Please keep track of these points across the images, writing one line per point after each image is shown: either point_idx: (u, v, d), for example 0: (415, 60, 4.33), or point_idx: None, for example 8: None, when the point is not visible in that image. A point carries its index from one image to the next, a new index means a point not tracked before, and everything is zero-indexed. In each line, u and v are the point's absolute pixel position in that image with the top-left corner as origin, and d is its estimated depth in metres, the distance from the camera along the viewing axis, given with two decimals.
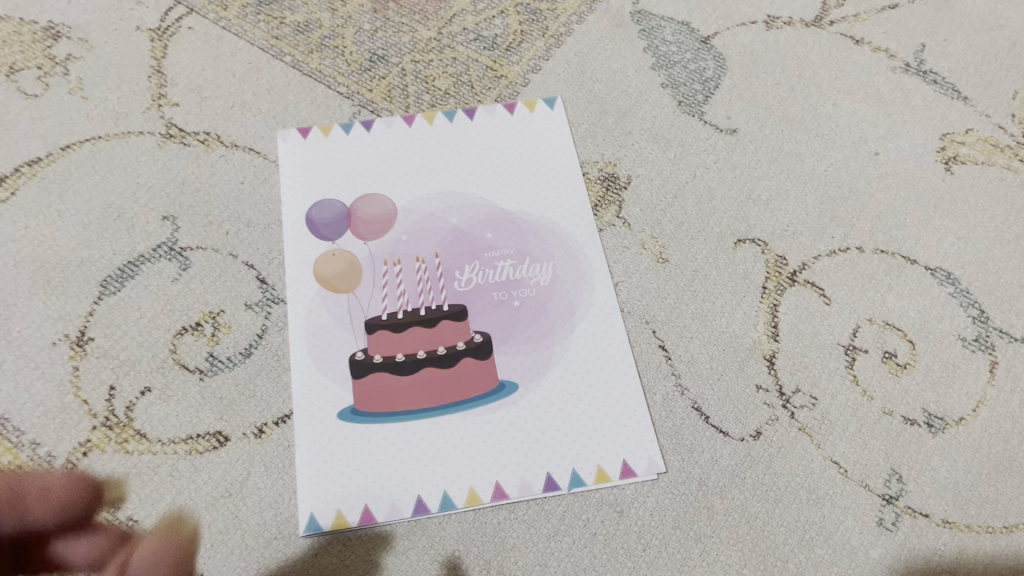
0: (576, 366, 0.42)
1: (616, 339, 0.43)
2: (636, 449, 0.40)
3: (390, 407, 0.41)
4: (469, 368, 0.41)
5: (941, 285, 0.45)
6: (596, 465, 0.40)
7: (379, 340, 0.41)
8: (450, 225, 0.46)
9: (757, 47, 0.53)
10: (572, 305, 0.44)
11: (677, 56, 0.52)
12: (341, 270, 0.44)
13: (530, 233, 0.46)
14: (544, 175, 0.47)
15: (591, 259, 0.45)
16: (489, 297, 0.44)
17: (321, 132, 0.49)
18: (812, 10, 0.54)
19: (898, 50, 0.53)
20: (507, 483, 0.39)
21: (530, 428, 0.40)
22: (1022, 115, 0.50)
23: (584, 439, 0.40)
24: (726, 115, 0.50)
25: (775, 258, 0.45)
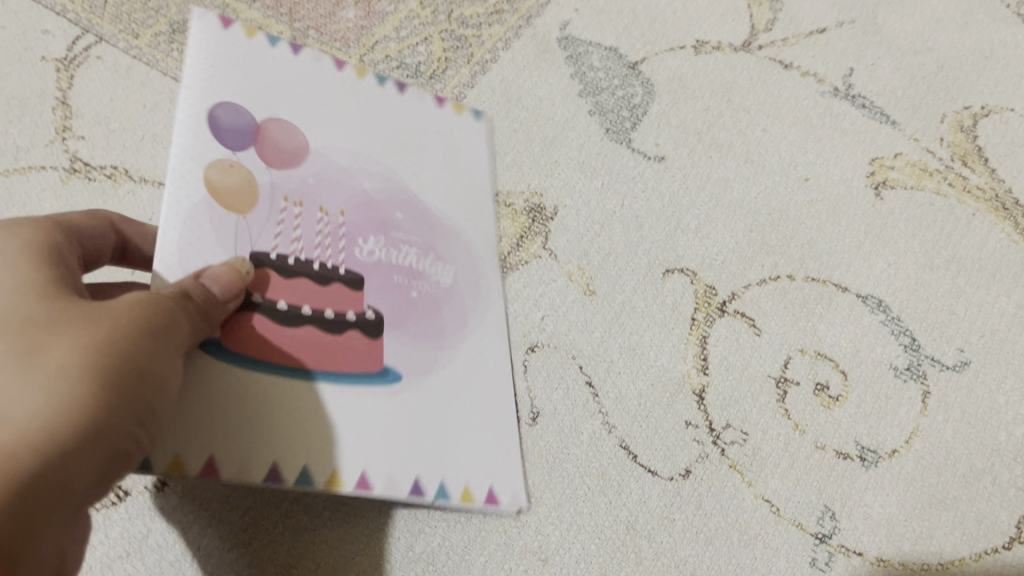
0: (461, 372, 0.40)
1: (498, 360, 0.41)
2: (505, 477, 0.38)
3: (265, 357, 0.34)
4: (353, 339, 0.37)
5: (872, 313, 0.44)
6: (463, 482, 0.37)
7: (271, 281, 0.36)
8: (362, 192, 0.42)
9: (685, 72, 0.52)
10: (466, 315, 0.42)
11: (604, 83, 0.51)
12: (239, 185, 0.37)
13: (439, 231, 0.43)
14: (461, 185, 0.46)
15: (488, 275, 0.44)
16: (390, 278, 0.40)
17: (244, 31, 0.42)
18: (740, 35, 0.54)
19: (827, 74, 0.52)
20: (376, 477, 0.35)
21: (408, 421, 0.37)
22: (951, 138, 0.50)
23: (453, 450, 0.38)
24: (654, 142, 0.49)
25: (704, 288, 0.44)
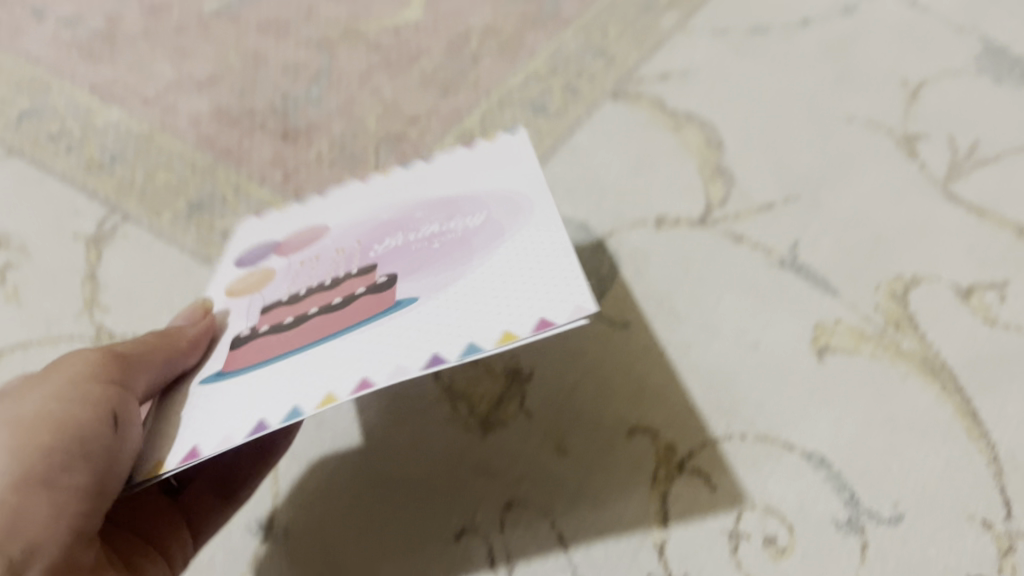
0: (469, 279, 0.42)
1: (546, 248, 0.42)
2: (557, 304, 0.38)
3: (264, 355, 0.43)
4: (369, 298, 0.43)
5: (815, 469, 0.48)
6: (499, 329, 0.38)
7: (273, 313, 0.46)
8: (382, 220, 0.50)
9: (647, 245, 0.59)
10: (499, 233, 0.44)
11: (575, 255, 0.59)
12: (251, 280, 0.50)
13: (463, 202, 0.48)
14: (487, 167, 0.50)
15: (541, 207, 0.45)
16: (407, 248, 0.46)
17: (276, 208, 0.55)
18: (697, 210, 0.60)
19: (774, 246, 0.58)
20: (374, 371, 0.39)
21: (414, 322, 0.41)
22: (886, 305, 0.55)
23: (471, 319, 0.39)
24: (619, 311, 0.56)
25: (664, 447, 0.49)
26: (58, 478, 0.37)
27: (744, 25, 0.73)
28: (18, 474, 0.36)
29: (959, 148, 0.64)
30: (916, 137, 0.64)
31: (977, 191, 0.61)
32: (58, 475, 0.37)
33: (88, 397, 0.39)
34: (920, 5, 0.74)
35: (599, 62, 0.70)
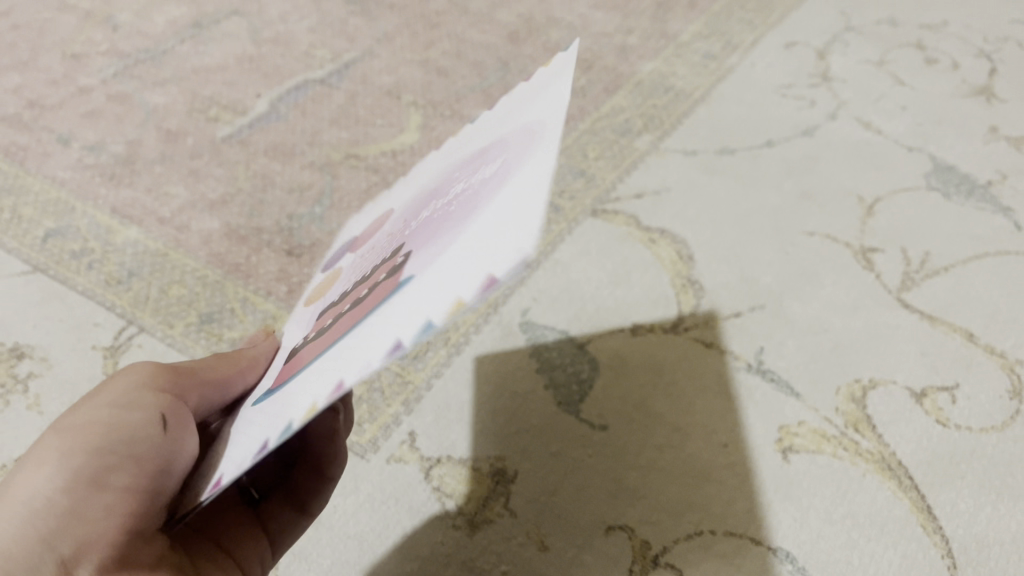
0: (466, 232, 0.28)
1: (545, 162, 0.27)
2: (511, 244, 0.23)
3: (285, 366, 0.37)
4: (383, 285, 0.31)
5: (782, 563, 0.52)
6: (455, 293, 0.24)
7: (317, 318, 0.41)
8: (412, 204, 0.43)
9: (624, 351, 0.63)
10: (513, 170, 0.31)
11: (557, 360, 0.63)
12: (317, 289, 0.48)
13: (495, 153, 0.37)
14: (518, 115, 0.39)
15: (549, 135, 0.31)
16: (425, 220, 0.36)
17: (360, 215, 0.58)
18: (669, 319, 0.65)
19: (742, 352, 0.63)
20: (354, 367, 0.26)
21: (397, 303, 0.28)
22: (846, 407, 0.59)
23: (442, 284, 0.25)
24: (599, 413, 0.60)
25: (639, 543, 0.53)
26: (105, 478, 0.35)
27: (713, 147, 0.79)
28: (66, 473, 0.34)
29: (911, 260, 0.69)
30: (872, 250, 0.70)
31: (928, 300, 0.66)
32: (105, 475, 0.35)
33: (139, 401, 0.37)
34: (873, 128, 0.81)
35: (580, 182, 0.77)
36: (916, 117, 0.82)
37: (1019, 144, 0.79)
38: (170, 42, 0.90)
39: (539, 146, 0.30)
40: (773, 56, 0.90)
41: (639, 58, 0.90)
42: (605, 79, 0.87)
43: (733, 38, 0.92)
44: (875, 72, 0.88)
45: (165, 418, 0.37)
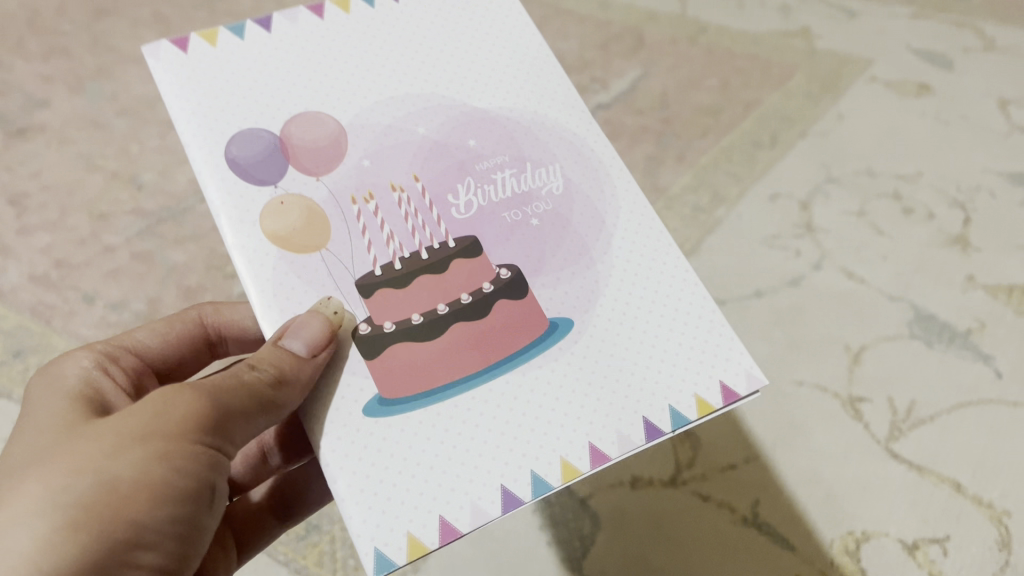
0: (617, 314, 0.49)
1: (676, 275, 0.51)
2: (731, 370, 0.48)
3: (424, 382, 0.46)
4: (534, 322, 0.49)
5: None
6: (694, 396, 0.47)
7: (387, 297, 0.48)
8: (426, 137, 0.53)
9: (626, 505, 0.67)
10: (597, 218, 0.53)
11: (560, 515, 0.67)
12: (301, 220, 0.49)
13: (519, 137, 0.55)
14: (523, 86, 0.56)
15: (604, 182, 0.54)
16: (499, 216, 0.52)
17: (207, 40, 0.52)
18: (668, 471, 0.68)
19: (739, 503, 0.67)
20: (625, 429, 0.46)
21: (600, 372, 0.48)
22: (841, 560, 0.65)
23: (667, 376, 0.48)
24: (602, 569, 0.65)
25: None
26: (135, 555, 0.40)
27: None
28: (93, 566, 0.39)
29: (897, 409, 0.72)
30: (859, 399, 0.73)
31: (916, 450, 0.69)
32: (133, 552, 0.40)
33: (186, 467, 0.42)
34: (856, 277, 0.85)
35: None
36: (896, 266, 0.87)
37: (995, 293, 0.83)
38: (190, 201, 0.95)
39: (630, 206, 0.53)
40: (758, 207, 0.95)
41: None
42: None
43: (720, 189, 0.98)
44: (856, 222, 0.93)
45: (191, 477, 0.42)
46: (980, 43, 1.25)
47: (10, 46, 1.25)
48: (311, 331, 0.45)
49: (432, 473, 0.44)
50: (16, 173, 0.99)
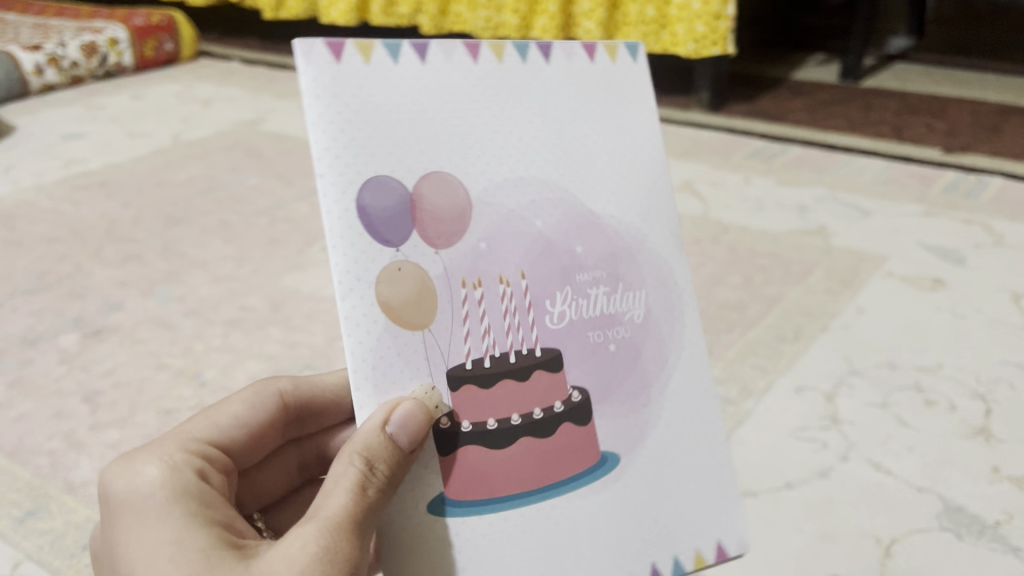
0: (655, 447, 0.53)
1: (700, 420, 0.55)
2: (728, 533, 0.54)
3: (489, 490, 0.48)
4: (579, 435, 0.51)
5: None
6: (696, 552, 0.52)
7: (469, 393, 0.48)
8: (540, 233, 0.51)
9: None
10: (660, 355, 0.55)
11: None
12: (413, 294, 0.47)
13: (625, 259, 0.54)
14: (622, 193, 0.55)
15: (674, 294, 0.56)
16: (586, 336, 0.52)
17: (364, 56, 0.48)
18: None
19: None
20: (651, 558, 0.51)
21: (624, 503, 0.51)
22: None
23: (683, 514, 0.52)
24: None
25: None
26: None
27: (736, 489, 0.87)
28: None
29: None
30: None
31: None
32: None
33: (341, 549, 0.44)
34: (883, 468, 0.89)
35: None
36: (922, 458, 0.90)
37: (1021, 483, 0.85)
38: None
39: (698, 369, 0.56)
40: (785, 400, 1.00)
41: None
42: None
43: (748, 382, 1.03)
44: (881, 414, 0.97)
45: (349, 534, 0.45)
46: (991, 241, 1.32)
47: (90, 254, 1.37)
48: (419, 424, 0.45)
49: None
50: (91, 371, 1.08)
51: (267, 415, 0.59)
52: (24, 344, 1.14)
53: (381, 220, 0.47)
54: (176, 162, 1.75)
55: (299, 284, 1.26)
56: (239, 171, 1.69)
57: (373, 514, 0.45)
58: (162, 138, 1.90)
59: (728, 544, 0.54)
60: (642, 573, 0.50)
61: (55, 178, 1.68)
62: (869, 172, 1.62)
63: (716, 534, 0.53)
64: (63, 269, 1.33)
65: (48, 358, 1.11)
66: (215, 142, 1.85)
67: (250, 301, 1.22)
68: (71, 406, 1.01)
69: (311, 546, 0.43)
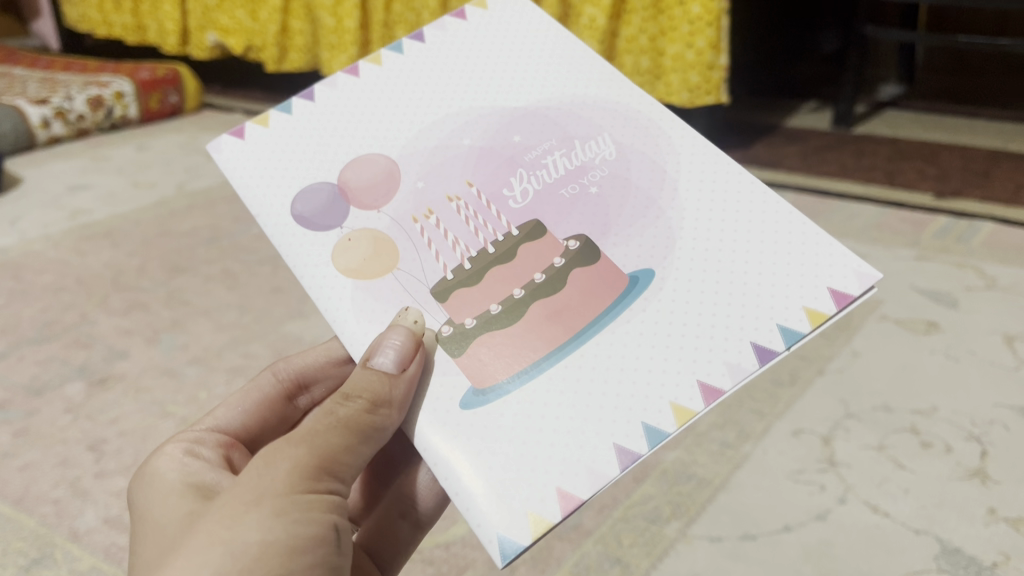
0: (698, 253, 0.57)
1: (738, 199, 0.59)
2: (841, 277, 0.54)
3: (515, 365, 0.53)
4: (601, 279, 0.57)
5: None
6: (806, 310, 0.53)
7: (462, 298, 0.57)
8: (472, 148, 0.62)
9: None
10: (655, 166, 0.62)
11: None
12: (368, 252, 0.59)
13: (564, 121, 0.64)
14: (534, 81, 0.66)
15: (637, 118, 0.64)
16: (563, 194, 0.61)
17: (261, 124, 0.63)
18: None
19: None
20: (750, 342, 0.53)
21: (688, 312, 0.54)
22: None
23: (771, 293, 0.55)
24: None
25: None
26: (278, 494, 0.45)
27: (736, 532, 0.88)
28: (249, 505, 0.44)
29: None
30: None
31: None
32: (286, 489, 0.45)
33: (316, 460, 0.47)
34: (880, 511, 0.90)
35: (617, 569, 0.84)
36: (919, 500, 0.91)
37: (1017, 525, 0.86)
38: None
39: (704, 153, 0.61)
40: (782, 443, 1.01)
41: (663, 447, 1.01)
42: (635, 468, 0.98)
43: (746, 426, 1.04)
44: (877, 456, 0.98)
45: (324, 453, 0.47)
46: (983, 284, 1.34)
47: (96, 303, 1.39)
48: (402, 350, 0.52)
49: (583, 436, 0.50)
50: (96, 420, 1.09)
51: (262, 399, 0.65)
52: (30, 394, 1.15)
53: (321, 218, 0.59)
54: (180, 212, 1.78)
55: (302, 331, 1.28)
56: (242, 221, 1.71)
57: (362, 431, 0.49)
58: (167, 189, 1.93)
59: (845, 288, 0.54)
60: (747, 352, 0.52)
61: (61, 229, 1.70)
62: (861, 217, 1.64)
63: (824, 282, 0.54)
64: (69, 318, 1.34)
65: (54, 407, 1.12)
66: (218, 192, 1.88)
67: (254, 348, 1.24)
68: (76, 455, 1.02)
69: (281, 463, 0.46)
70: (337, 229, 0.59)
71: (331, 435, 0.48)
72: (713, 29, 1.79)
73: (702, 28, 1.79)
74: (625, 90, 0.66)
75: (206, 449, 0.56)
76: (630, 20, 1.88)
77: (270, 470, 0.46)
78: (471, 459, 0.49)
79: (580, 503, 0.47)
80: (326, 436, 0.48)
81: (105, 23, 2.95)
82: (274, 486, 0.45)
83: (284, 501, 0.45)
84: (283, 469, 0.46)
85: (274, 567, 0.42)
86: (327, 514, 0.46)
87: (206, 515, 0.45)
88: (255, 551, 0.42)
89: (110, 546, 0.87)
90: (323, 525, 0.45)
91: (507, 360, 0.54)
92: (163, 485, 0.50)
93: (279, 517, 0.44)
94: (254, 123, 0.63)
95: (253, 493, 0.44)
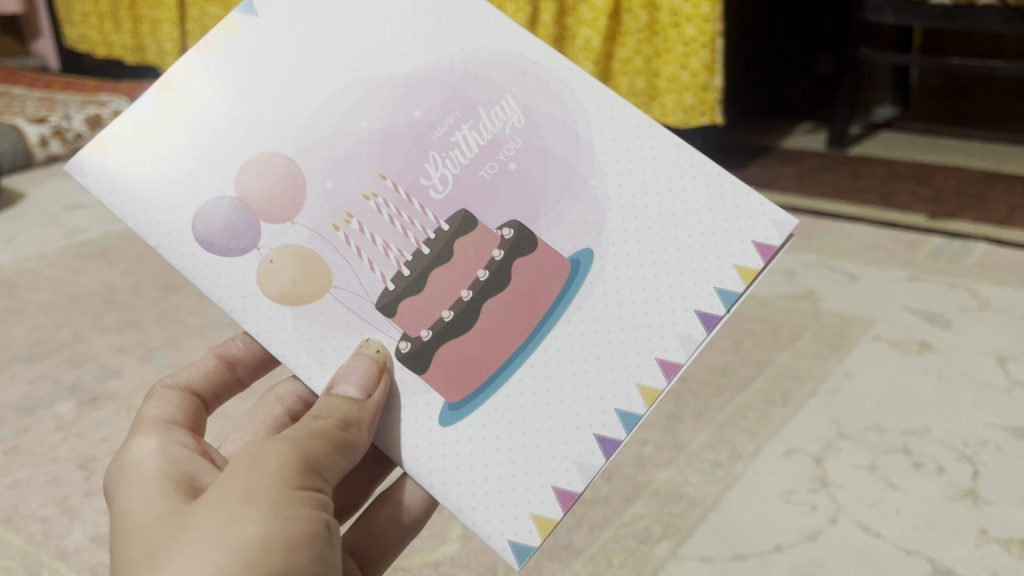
0: (633, 231, 0.61)
1: (653, 159, 0.62)
2: (760, 228, 0.60)
3: (483, 373, 0.58)
4: (539, 270, 0.60)
5: None
6: (740, 269, 0.60)
7: (409, 307, 0.60)
8: (372, 131, 0.62)
9: None
10: (566, 128, 0.63)
11: None
12: (295, 273, 0.59)
13: (463, 87, 0.63)
14: (413, 37, 0.63)
15: (533, 71, 0.63)
16: (482, 176, 0.61)
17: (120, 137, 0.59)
18: None
19: None
20: (698, 312, 0.59)
21: (641, 297, 0.60)
22: None
23: (711, 258, 0.60)
24: None
25: None
26: (268, 488, 0.46)
27: (726, 552, 0.87)
28: (240, 497, 0.45)
29: None
30: None
31: None
32: (277, 484, 0.46)
33: (303, 461, 0.49)
34: (872, 531, 0.89)
35: None
36: (911, 520, 0.90)
37: (1008, 545, 0.86)
38: None
39: (609, 106, 0.63)
40: (773, 463, 1.01)
41: (654, 467, 1.01)
42: (625, 487, 0.98)
43: (737, 446, 1.04)
44: (869, 477, 0.97)
45: (307, 454, 0.49)
46: (975, 304, 1.34)
47: (89, 321, 1.39)
48: (359, 374, 0.56)
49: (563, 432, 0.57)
50: (86, 438, 1.08)
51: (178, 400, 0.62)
52: (21, 412, 1.15)
53: (235, 240, 0.59)
54: None
55: None
56: None
57: (338, 445, 0.52)
58: None
59: (767, 239, 0.60)
60: (696, 322, 0.59)
61: (57, 248, 1.71)
62: (855, 237, 1.65)
63: (748, 237, 0.60)
64: (62, 337, 1.34)
65: (45, 425, 1.12)
66: None
67: None
68: (66, 473, 1.02)
69: (269, 460, 0.48)
70: (254, 254, 0.59)
71: (312, 441, 0.50)
72: (707, 50, 1.80)
73: (697, 49, 1.81)
74: (513, 36, 0.64)
75: (180, 436, 0.56)
76: (625, 42, 1.89)
77: (257, 464, 0.47)
78: (467, 471, 0.56)
79: (577, 495, 0.55)
80: (308, 442, 0.50)
81: (105, 43, 2.98)
82: (264, 480, 0.46)
83: (277, 496, 0.46)
84: (269, 464, 0.47)
85: (275, 561, 0.43)
86: (317, 510, 0.47)
87: (194, 509, 0.45)
88: (257, 545, 0.43)
89: (98, 565, 0.87)
90: (316, 523, 0.47)
91: (473, 370, 0.59)
92: (139, 472, 0.51)
93: (274, 510, 0.45)
94: (112, 133, 0.60)
95: (245, 489, 0.45)
